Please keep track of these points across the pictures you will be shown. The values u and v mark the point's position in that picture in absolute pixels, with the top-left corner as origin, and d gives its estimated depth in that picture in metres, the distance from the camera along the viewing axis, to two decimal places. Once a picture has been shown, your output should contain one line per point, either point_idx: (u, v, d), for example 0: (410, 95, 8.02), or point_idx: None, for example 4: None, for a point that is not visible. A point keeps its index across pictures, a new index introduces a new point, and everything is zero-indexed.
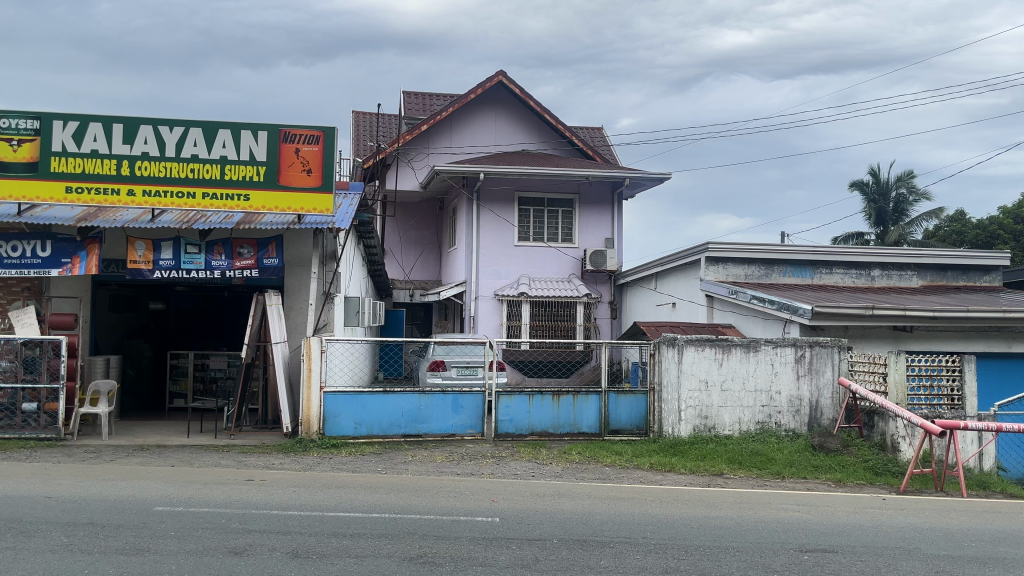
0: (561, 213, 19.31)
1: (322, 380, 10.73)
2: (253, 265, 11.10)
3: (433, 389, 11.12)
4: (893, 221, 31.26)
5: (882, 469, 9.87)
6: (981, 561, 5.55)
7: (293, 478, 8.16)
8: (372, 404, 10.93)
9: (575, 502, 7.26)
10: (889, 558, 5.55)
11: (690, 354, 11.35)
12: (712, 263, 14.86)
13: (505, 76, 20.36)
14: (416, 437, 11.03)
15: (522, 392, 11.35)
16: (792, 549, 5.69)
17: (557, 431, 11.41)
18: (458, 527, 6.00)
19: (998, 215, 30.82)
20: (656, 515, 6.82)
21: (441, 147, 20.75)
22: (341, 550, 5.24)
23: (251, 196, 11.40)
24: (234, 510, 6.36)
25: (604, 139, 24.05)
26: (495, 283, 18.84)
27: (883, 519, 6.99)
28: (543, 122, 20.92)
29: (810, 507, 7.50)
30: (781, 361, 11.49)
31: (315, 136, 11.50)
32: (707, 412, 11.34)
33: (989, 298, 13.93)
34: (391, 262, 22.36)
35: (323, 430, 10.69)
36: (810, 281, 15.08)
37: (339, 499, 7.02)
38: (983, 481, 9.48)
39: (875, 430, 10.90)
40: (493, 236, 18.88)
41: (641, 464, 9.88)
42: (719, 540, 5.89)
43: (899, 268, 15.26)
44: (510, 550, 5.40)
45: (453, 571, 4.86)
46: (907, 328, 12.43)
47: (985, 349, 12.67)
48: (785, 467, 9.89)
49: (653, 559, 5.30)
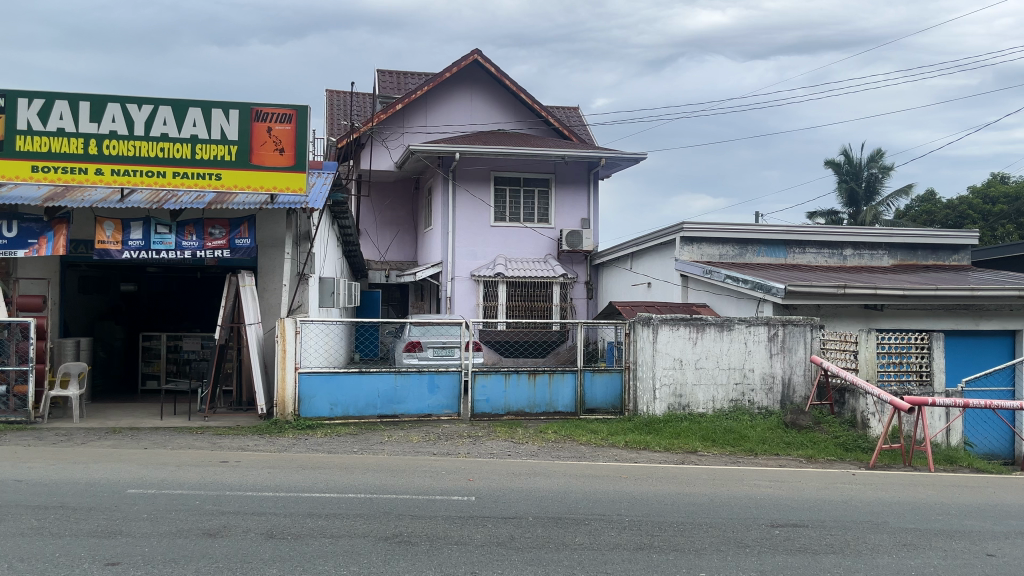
0: (537, 193, 19.27)
1: (298, 361, 10.69)
2: (225, 245, 10.96)
3: (409, 369, 11.10)
4: (865, 200, 31.58)
5: (852, 445, 10.07)
6: (946, 534, 5.68)
7: (267, 459, 8.10)
8: (348, 385, 10.90)
9: (550, 480, 7.31)
10: (857, 531, 5.66)
11: (665, 334, 11.46)
12: (687, 243, 14.97)
13: (480, 55, 20.20)
14: (392, 418, 11.02)
15: (499, 371, 11.37)
16: (763, 524, 5.77)
17: (534, 410, 11.47)
18: (434, 507, 6.00)
19: (967, 195, 31.32)
20: (631, 492, 6.89)
21: (417, 126, 20.55)
22: (317, 531, 5.22)
23: (223, 175, 11.26)
24: (209, 492, 6.32)
25: (581, 119, 24.00)
26: (472, 263, 18.80)
27: (851, 494, 7.11)
28: (519, 101, 20.83)
29: (781, 483, 7.62)
30: (754, 339, 11.61)
31: (288, 115, 11.38)
32: (681, 390, 11.47)
33: (958, 276, 14.14)
34: (366, 243, 22.21)
35: (298, 411, 10.66)
36: (783, 260, 15.24)
37: (314, 480, 6.99)
38: (950, 455, 9.70)
39: (846, 406, 11.06)
40: (468, 217, 18.80)
41: (616, 442, 9.98)
42: (694, 516, 5.95)
43: (870, 248, 15.45)
44: (486, 528, 5.43)
45: (429, 550, 4.88)
46: (878, 306, 12.55)
47: (954, 327, 12.88)
48: (758, 444, 10.02)
49: (627, 535, 5.35)
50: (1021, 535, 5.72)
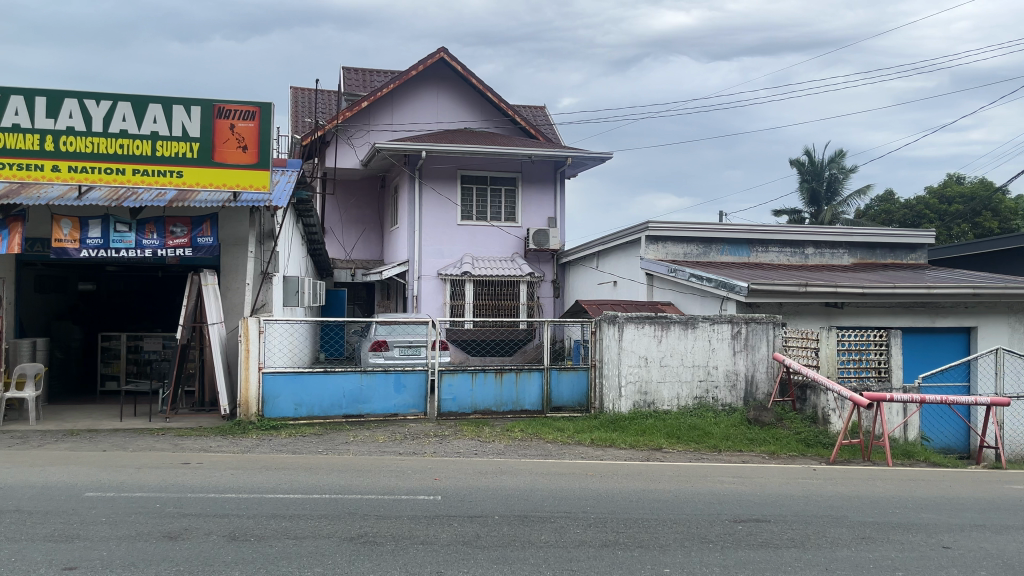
0: (504, 192, 19.28)
1: (261, 361, 10.58)
2: (187, 244, 10.78)
3: (375, 368, 11.04)
4: (826, 200, 32.13)
5: (813, 441, 10.24)
6: (903, 527, 5.80)
7: (230, 460, 8.02)
8: (312, 385, 10.81)
9: (516, 478, 7.34)
10: (818, 525, 5.75)
11: (630, 332, 11.51)
12: (652, 242, 15.10)
13: (446, 53, 20.15)
14: (358, 418, 10.95)
15: (466, 369, 11.36)
16: (726, 520, 5.84)
17: (500, 409, 11.47)
18: (400, 506, 5.98)
19: (924, 195, 32.02)
20: (597, 489, 6.92)
21: (382, 124, 20.43)
22: (280, 532, 5.18)
23: (184, 172, 11.08)
24: (169, 494, 6.22)
25: (547, 119, 24.05)
26: (438, 262, 18.74)
27: (812, 489, 7.23)
28: (485, 100, 20.82)
29: (744, 478, 7.71)
30: (718, 337, 11.75)
31: (250, 112, 11.26)
32: (646, 387, 11.54)
33: (916, 275, 14.44)
34: (332, 241, 21.99)
35: (262, 412, 10.56)
36: (746, 258, 15.44)
37: (277, 480, 6.93)
38: (908, 450, 9.91)
39: (807, 403, 11.26)
40: (434, 215, 18.73)
41: (582, 439, 10.04)
42: (659, 513, 6.01)
43: (831, 247, 15.70)
44: (452, 527, 5.43)
45: (395, 550, 4.86)
46: (838, 304, 12.75)
47: (911, 325, 13.14)
48: (721, 440, 10.15)
49: (592, 532, 5.38)
50: (976, 528, 5.86)
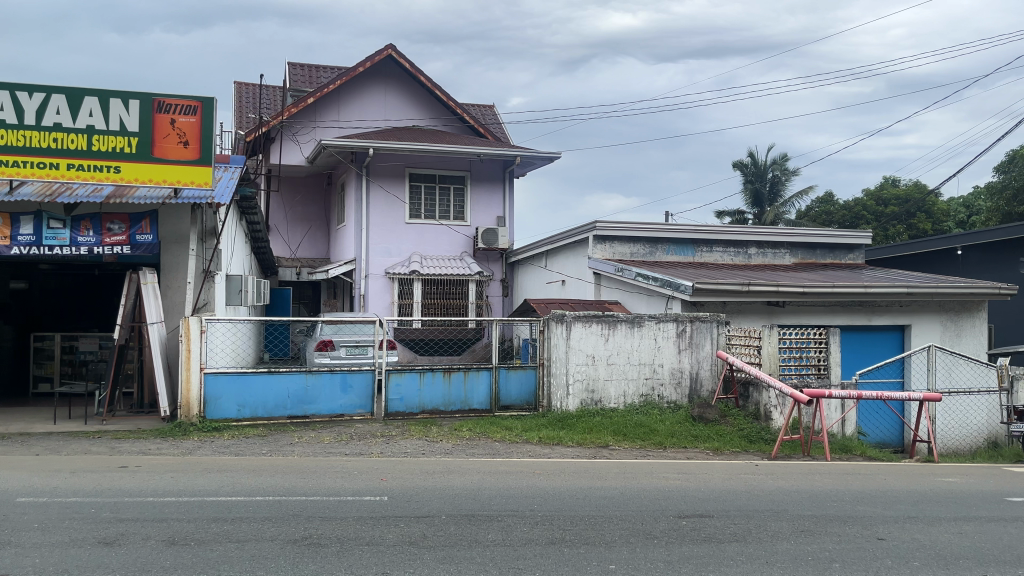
0: (452, 191, 19.21)
1: (203, 361, 10.33)
2: (125, 241, 10.53)
3: (321, 368, 10.89)
4: (769, 201, 32.82)
5: (756, 437, 10.45)
6: (841, 520, 5.95)
7: (170, 463, 7.82)
8: (256, 385, 10.61)
9: (464, 477, 7.33)
10: (759, 519, 5.87)
11: (578, 330, 11.59)
12: (599, 241, 15.23)
13: (394, 50, 20.00)
14: (303, 419, 10.79)
15: (414, 369, 11.29)
16: (670, 516, 5.92)
17: (448, 409, 11.44)
18: (345, 508, 5.91)
19: (862, 197, 32.93)
20: (543, 487, 6.95)
21: (329, 121, 20.17)
22: (221, 535, 5.08)
23: (121, 168, 10.79)
24: (105, 499, 6.04)
25: (496, 118, 24.05)
26: (386, 261, 18.57)
27: (754, 484, 7.39)
28: (434, 98, 20.74)
29: (688, 475, 7.82)
30: (663, 336, 11.91)
31: (192, 107, 11.00)
32: (594, 385, 11.64)
33: (854, 274, 14.85)
34: (276, 239, 21.61)
35: (204, 413, 10.32)
36: (691, 258, 15.67)
37: (218, 483, 6.78)
38: (845, 444, 10.18)
39: (750, 400, 11.49)
40: (382, 214, 18.55)
41: (530, 438, 10.07)
42: (605, 510, 6.06)
43: (773, 247, 16.04)
44: (398, 528, 5.38)
45: (339, 552, 4.80)
46: (780, 303, 13.02)
47: (849, 323, 13.51)
48: (667, 437, 10.29)
49: (539, 530, 5.40)
50: (909, 519, 6.05)
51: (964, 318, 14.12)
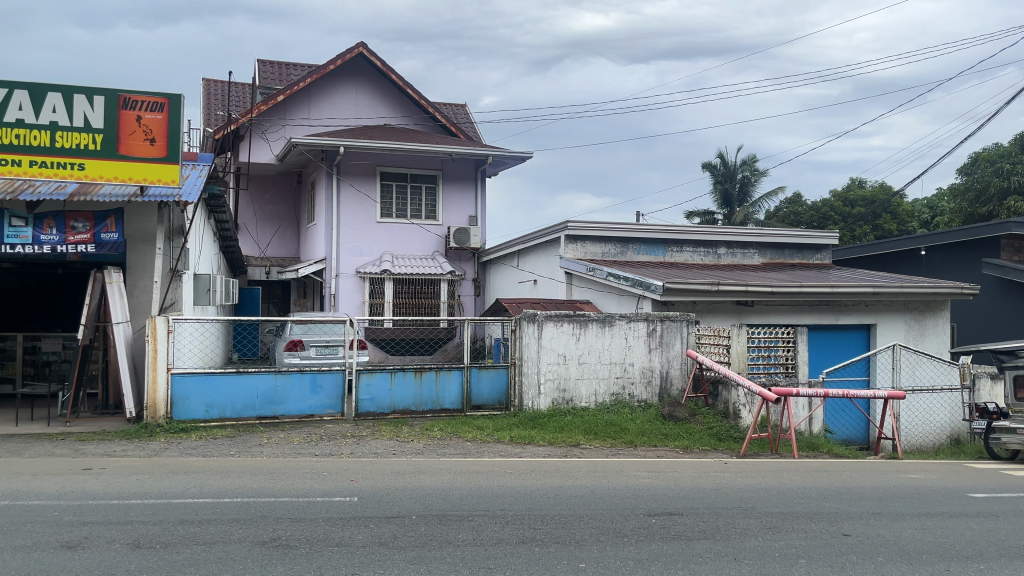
0: (424, 190, 19.14)
1: (170, 361, 10.19)
2: (89, 240, 10.45)
3: (290, 368, 10.80)
4: (738, 202, 33.14)
5: (725, 435, 10.56)
6: (808, 517, 6.02)
7: (135, 465, 7.70)
8: (224, 386, 10.49)
9: (435, 477, 7.32)
10: (727, 516, 5.93)
11: (549, 330, 11.63)
12: (571, 241, 15.27)
13: (365, 48, 19.89)
14: (271, 419, 10.70)
15: (384, 369, 11.22)
16: (640, 514, 5.95)
17: (419, 409, 11.39)
18: (314, 509, 5.86)
19: (830, 198, 33.37)
20: (514, 486, 6.96)
21: (299, 118, 19.99)
22: (188, 538, 5.01)
23: (86, 165, 10.61)
24: (68, 502, 5.93)
25: (467, 117, 24.01)
26: (357, 260, 18.46)
27: (723, 481, 7.46)
28: (405, 96, 20.65)
29: (658, 473, 7.88)
30: (634, 335, 11.97)
31: (159, 103, 10.83)
32: (565, 384, 11.68)
33: (821, 274, 15.05)
34: (245, 238, 21.38)
35: (171, 413, 10.18)
36: (662, 258, 15.77)
37: (185, 485, 6.70)
38: (812, 442, 10.33)
39: (719, 398, 11.62)
40: (353, 213, 18.44)
41: (501, 437, 10.06)
42: (575, 508, 6.09)
43: (742, 247, 16.20)
44: (368, 528, 5.35)
45: (308, 553, 4.76)
46: (748, 303, 13.16)
47: (817, 322, 13.69)
48: (637, 435, 10.36)
49: (510, 530, 5.41)
50: (873, 515, 6.15)
51: (927, 318, 14.37)
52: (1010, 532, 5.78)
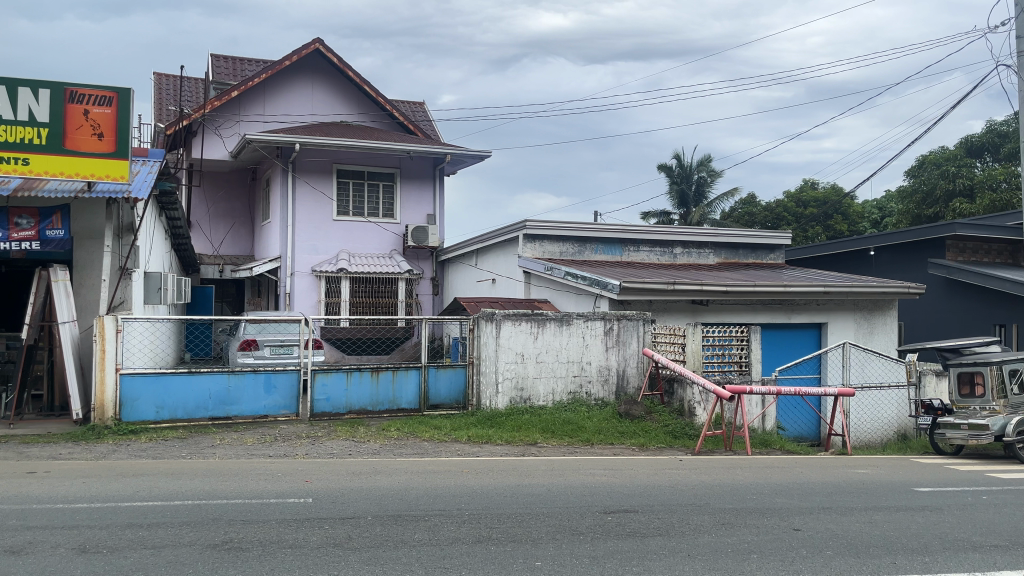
0: (381, 187, 19.02)
1: (118, 361, 9.95)
2: (34, 236, 10.21)
3: (244, 368, 10.62)
4: (694, 202, 33.54)
5: (680, 432, 10.69)
6: (760, 512, 6.12)
7: (82, 468, 7.51)
8: (175, 386, 10.28)
9: (392, 477, 7.27)
10: (682, 513, 5.98)
11: (507, 329, 11.63)
12: (529, 240, 15.30)
13: (321, 44, 19.69)
14: (224, 420, 10.52)
15: (340, 369, 11.10)
16: (596, 512, 5.98)
17: (376, 408, 11.29)
18: (267, 511, 5.78)
19: (783, 199, 33.92)
20: (470, 486, 6.95)
21: (254, 115, 19.69)
22: (136, 542, 4.90)
23: (30, 160, 10.28)
24: (10, 507, 5.76)
25: (426, 115, 23.91)
26: (312, 258, 18.24)
27: (679, 479, 7.54)
28: (362, 93, 20.48)
29: (614, 471, 7.94)
30: (591, 333, 12.04)
31: (108, 97, 10.57)
32: (523, 383, 11.69)
33: (774, 273, 15.31)
34: (198, 236, 21.00)
35: (120, 415, 9.95)
36: (619, 257, 15.88)
37: (134, 488, 6.54)
38: (765, 439, 10.49)
39: (675, 396, 11.75)
40: (309, 210, 18.22)
41: (458, 437, 10.03)
42: (532, 507, 6.10)
43: (698, 247, 16.40)
44: (322, 530, 5.29)
45: (261, 556, 4.69)
46: (703, 302, 13.32)
47: (770, 321, 13.91)
48: (594, 434, 10.43)
49: (466, 529, 5.39)
50: (823, 510, 6.27)
51: (876, 316, 14.71)
52: (953, 525, 5.94)
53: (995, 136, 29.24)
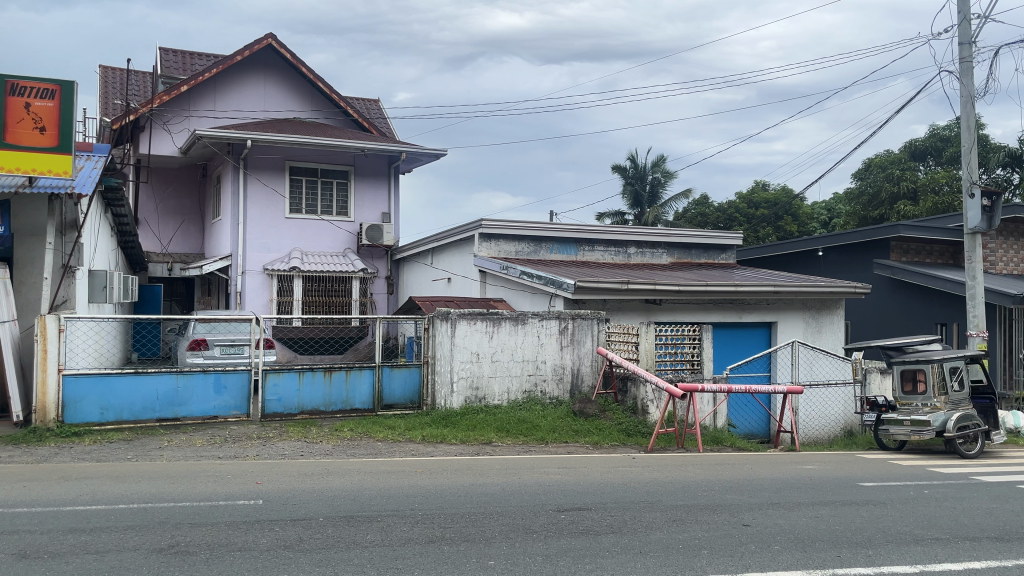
0: (335, 185, 18.80)
1: (61, 362, 9.64)
2: None
3: (193, 368, 10.41)
4: (648, 203, 33.87)
5: (633, 430, 10.82)
6: (710, 509, 6.20)
7: (22, 472, 7.28)
8: (121, 387, 10.03)
9: (345, 478, 7.19)
10: (634, 511, 6.03)
11: (462, 328, 11.61)
12: (485, 239, 15.29)
13: (274, 40, 19.42)
14: (173, 421, 10.31)
15: (292, 369, 10.93)
16: (549, 510, 5.99)
17: (329, 409, 11.16)
18: (216, 513, 5.67)
19: (735, 200, 34.41)
20: (424, 485, 6.91)
21: (204, 110, 19.32)
22: (79, 547, 4.77)
23: None
24: None
25: (381, 112, 23.73)
26: (264, 257, 17.97)
27: (631, 476, 7.60)
28: (316, 90, 20.24)
29: (568, 469, 7.98)
30: (546, 332, 12.07)
31: (51, 90, 10.27)
32: (478, 383, 11.68)
33: (725, 273, 15.54)
34: (146, 233, 20.55)
35: (62, 416, 9.66)
36: (574, 257, 15.96)
37: (77, 492, 6.36)
38: (716, 436, 10.64)
39: (628, 394, 11.87)
40: (261, 208, 17.94)
41: (413, 437, 9.97)
42: (485, 506, 6.09)
43: (651, 247, 16.56)
44: (272, 532, 5.21)
45: (208, 560, 4.59)
46: (657, 302, 13.49)
47: (721, 320, 14.13)
48: (549, 432, 10.47)
49: (418, 529, 5.36)
50: (772, 506, 6.39)
51: (824, 316, 15.03)
52: (896, 519, 6.11)
53: (938, 140, 30.09)
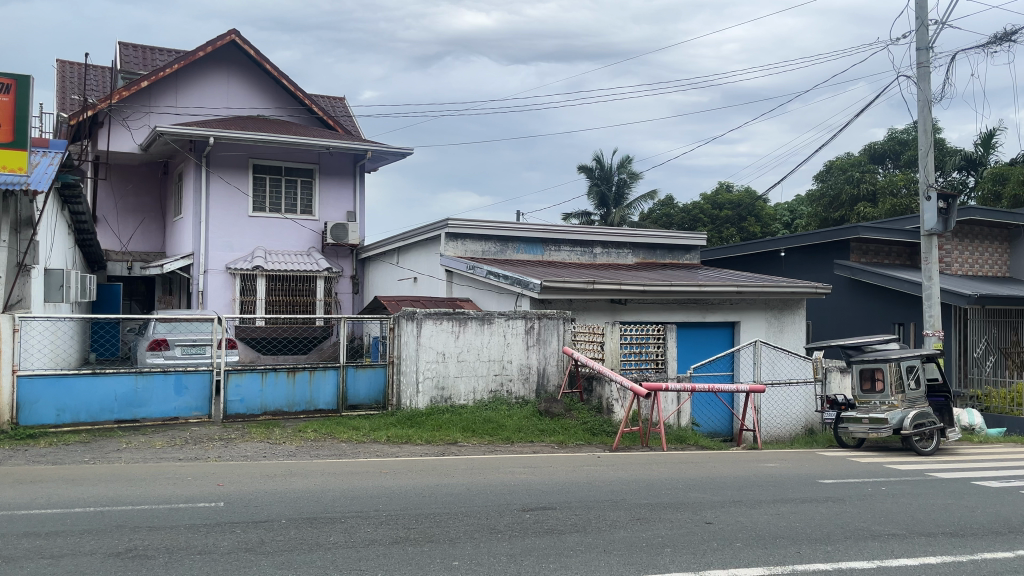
0: (300, 183, 18.66)
1: (15, 362, 9.40)
2: None
3: (153, 369, 10.24)
4: (614, 203, 34.04)
5: (598, 429, 10.86)
6: (673, 507, 6.25)
7: None
8: (78, 388, 9.81)
9: (308, 479, 7.12)
10: (598, 509, 6.06)
11: (428, 328, 11.57)
12: (451, 238, 15.25)
13: (238, 36, 19.16)
14: (132, 422, 10.12)
15: (255, 369, 10.79)
16: (514, 510, 5.99)
17: (292, 409, 11.05)
18: (176, 516, 5.58)
19: (699, 201, 34.73)
20: (388, 486, 6.87)
21: (165, 106, 19.00)
22: (33, 551, 4.65)
23: None
24: None
25: (346, 111, 23.55)
26: (227, 256, 17.72)
27: (596, 475, 7.63)
28: (280, 87, 20.02)
29: (533, 468, 7.99)
30: (512, 332, 12.08)
31: (6, 84, 10.03)
32: (443, 383, 11.65)
33: (690, 273, 15.69)
34: (104, 231, 20.14)
35: (17, 418, 9.42)
36: (540, 256, 15.99)
37: (32, 496, 6.21)
38: (681, 435, 10.74)
39: (594, 394, 11.93)
40: (224, 206, 17.69)
41: (377, 437, 9.91)
42: (450, 506, 6.07)
43: (617, 247, 16.65)
44: (234, 535, 5.14)
45: (167, 563, 4.51)
46: (622, 301, 13.59)
47: (685, 320, 14.26)
48: (514, 432, 10.47)
49: (382, 530, 5.33)
50: (735, 503, 6.45)
51: (786, 315, 15.24)
52: (855, 515, 6.21)
53: (896, 143, 30.69)
